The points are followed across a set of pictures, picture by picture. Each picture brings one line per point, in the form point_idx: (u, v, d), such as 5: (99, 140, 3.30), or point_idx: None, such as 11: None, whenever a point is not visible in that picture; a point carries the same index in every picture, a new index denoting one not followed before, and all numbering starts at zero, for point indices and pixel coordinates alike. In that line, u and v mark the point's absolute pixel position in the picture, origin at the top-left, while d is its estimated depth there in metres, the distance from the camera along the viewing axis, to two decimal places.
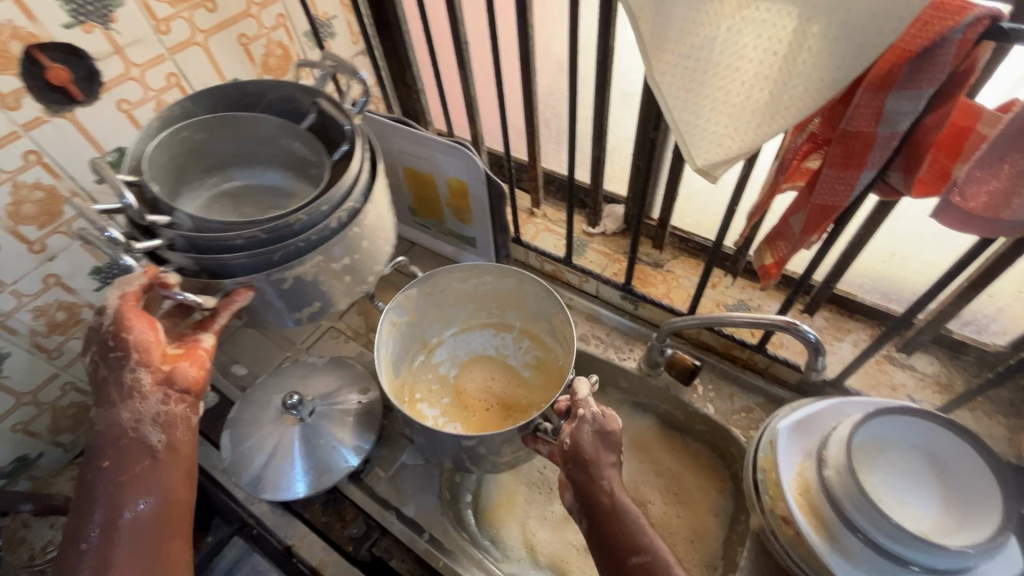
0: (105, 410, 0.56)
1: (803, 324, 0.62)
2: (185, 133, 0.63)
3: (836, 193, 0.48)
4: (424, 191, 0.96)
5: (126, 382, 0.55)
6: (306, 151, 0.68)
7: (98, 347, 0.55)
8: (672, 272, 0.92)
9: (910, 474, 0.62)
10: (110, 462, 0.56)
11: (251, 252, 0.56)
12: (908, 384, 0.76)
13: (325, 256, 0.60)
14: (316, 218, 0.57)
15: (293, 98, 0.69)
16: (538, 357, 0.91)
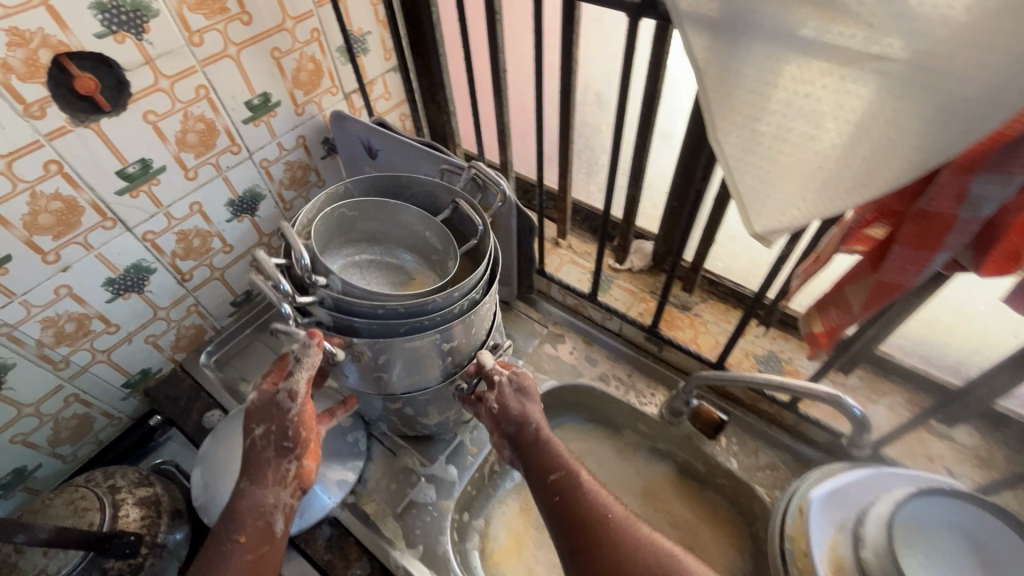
0: (251, 488, 0.58)
1: (848, 397, 0.59)
2: (344, 209, 0.71)
3: (905, 272, 0.45)
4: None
5: (281, 470, 0.59)
6: (435, 241, 0.74)
7: (263, 418, 0.59)
8: (701, 316, 0.89)
9: (955, 563, 0.58)
10: (247, 538, 0.56)
11: (386, 323, 0.60)
12: (946, 456, 0.73)
13: (440, 336, 0.63)
14: (461, 299, 0.62)
15: (434, 195, 0.77)
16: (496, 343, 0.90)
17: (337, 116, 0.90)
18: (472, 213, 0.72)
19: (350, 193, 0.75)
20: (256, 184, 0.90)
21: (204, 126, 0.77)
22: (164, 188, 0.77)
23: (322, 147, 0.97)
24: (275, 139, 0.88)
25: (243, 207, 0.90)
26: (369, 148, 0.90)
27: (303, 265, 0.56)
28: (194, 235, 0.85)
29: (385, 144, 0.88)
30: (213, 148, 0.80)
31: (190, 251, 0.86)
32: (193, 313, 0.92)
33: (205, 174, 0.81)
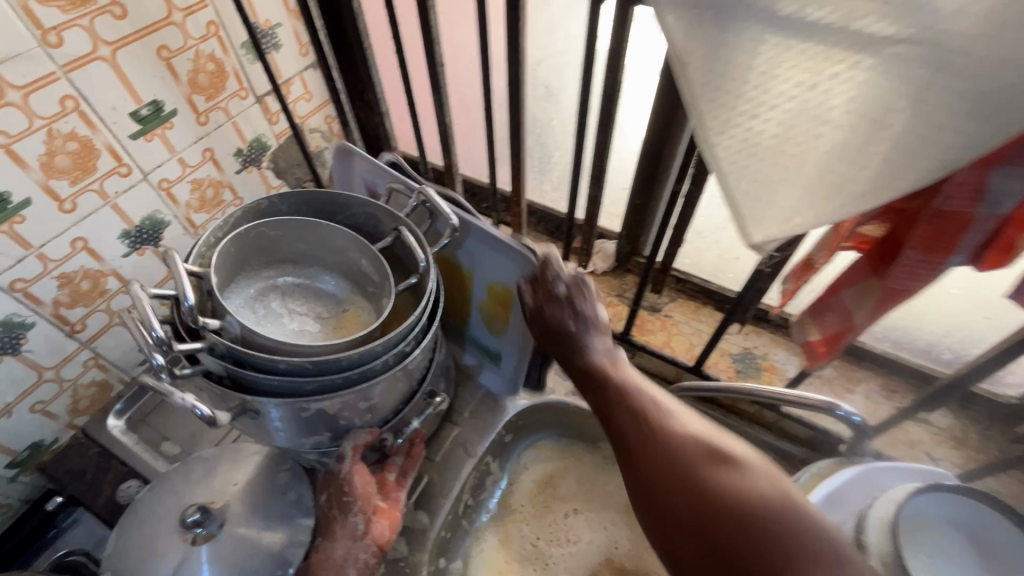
0: (331, 542, 0.66)
1: (844, 404, 0.56)
2: (264, 227, 0.60)
3: (916, 277, 0.41)
4: (453, 283, 0.77)
5: (350, 524, 0.67)
6: (372, 271, 0.64)
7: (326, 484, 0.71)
8: (671, 316, 0.85)
9: (953, 557, 0.57)
10: None
11: (292, 382, 0.51)
12: (925, 440, 0.72)
13: (357, 395, 0.56)
14: (388, 349, 0.54)
15: (376, 219, 0.66)
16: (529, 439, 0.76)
17: (344, 151, 0.73)
18: (416, 245, 0.62)
19: (273, 209, 0.64)
20: (157, 210, 0.76)
21: (78, 146, 0.63)
22: (30, 226, 0.62)
23: (235, 160, 0.84)
24: (175, 156, 0.74)
25: (142, 238, 0.75)
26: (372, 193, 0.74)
27: (189, 306, 0.46)
28: (81, 278, 0.70)
29: (387, 188, 0.72)
30: (93, 172, 0.66)
31: (79, 296, 0.71)
32: (92, 368, 0.77)
33: (87, 204, 0.67)
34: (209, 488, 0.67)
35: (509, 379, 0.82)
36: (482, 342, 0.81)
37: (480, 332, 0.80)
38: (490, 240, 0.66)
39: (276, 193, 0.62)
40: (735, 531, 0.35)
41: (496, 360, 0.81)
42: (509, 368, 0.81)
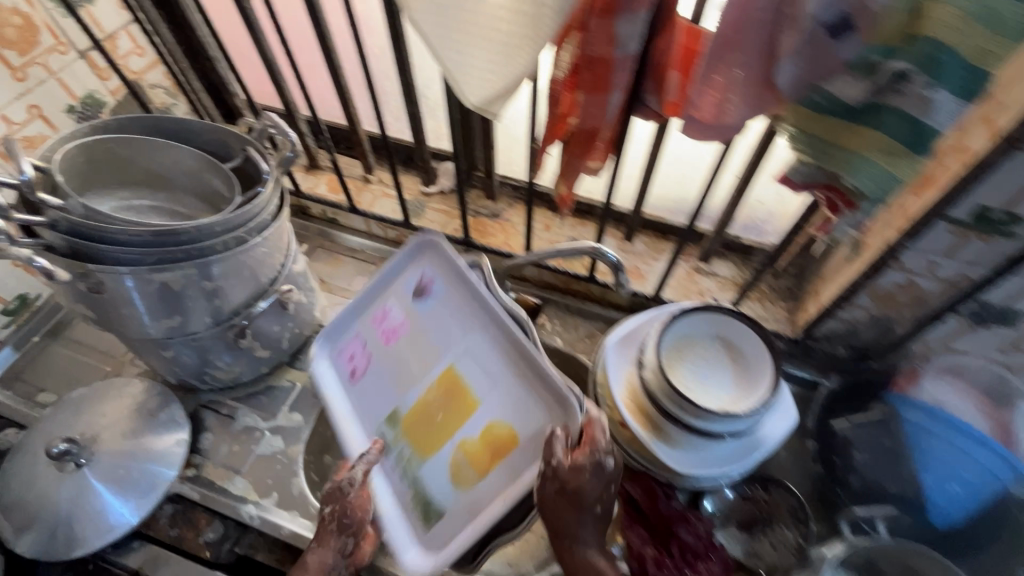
0: (317, 549, 0.65)
1: (605, 248, 0.70)
2: (110, 143, 0.70)
3: (595, 115, 0.53)
4: (437, 401, 0.64)
5: (342, 544, 0.64)
6: (222, 188, 0.74)
7: (333, 499, 0.65)
8: (509, 219, 0.95)
9: (709, 360, 0.72)
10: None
11: (132, 250, 0.60)
12: (713, 288, 0.87)
13: (199, 271, 0.64)
14: (225, 230, 0.64)
15: (225, 143, 0.76)
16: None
17: (432, 242, 0.70)
18: (262, 160, 0.73)
19: (123, 129, 0.72)
20: None
21: None
22: None
23: (69, 117, 0.86)
24: None
25: None
26: (424, 293, 0.69)
27: (27, 180, 0.58)
28: None
29: (449, 291, 0.68)
30: None
31: None
32: None
33: None
34: (84, 423, 0.75)
35: (416, 539, 0.64)
36: (422, 489, 0.64)
37: (429, 481, 0.64)
38: (521, 373, 0.60)
39: (123, 117, 0.72)
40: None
41: (425, 526, 0.63)
42: (432, 536, 0.62)
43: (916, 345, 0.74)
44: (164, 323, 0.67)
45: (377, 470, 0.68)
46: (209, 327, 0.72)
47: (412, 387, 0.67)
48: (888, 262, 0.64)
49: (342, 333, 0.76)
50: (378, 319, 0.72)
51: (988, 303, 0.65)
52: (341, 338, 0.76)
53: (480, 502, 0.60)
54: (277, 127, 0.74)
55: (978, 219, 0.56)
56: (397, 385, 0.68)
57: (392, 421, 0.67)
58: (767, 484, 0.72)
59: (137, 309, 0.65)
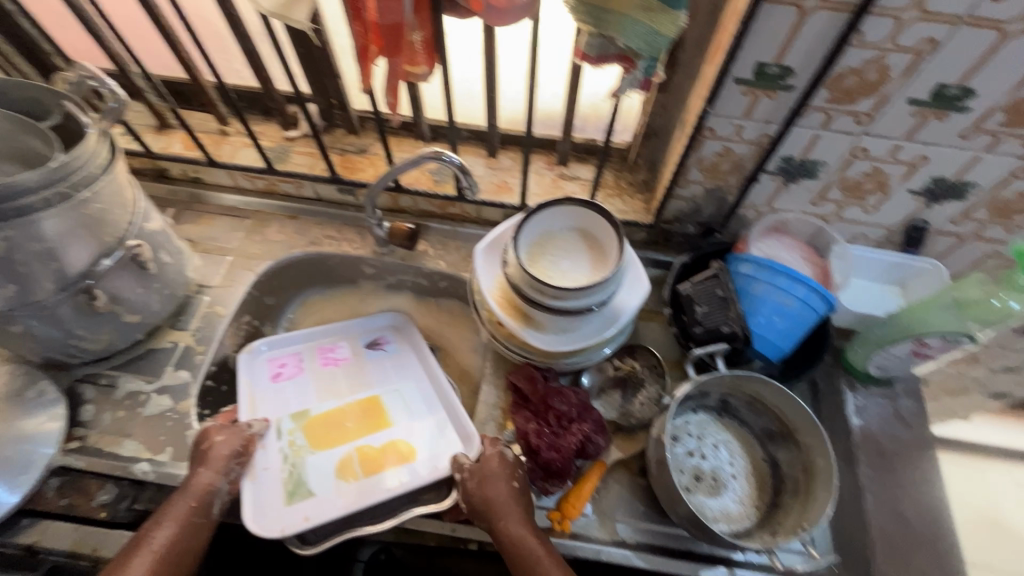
0: (203, 471, 0.66)
1: (446, 152, 0.75)
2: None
3: (392, 10, 0.55)
4: (355, 413, 0.79)
5: (234, 467, 0.68)
6: (42, 147, 0.70)
7: (226, 431, 0.71)
8: (377, 153, 0.95)
9: (568, 249, 0.77)
10: (195, 502, 0.65)
11: None
12: (577, 191, 0.92)
13: (27, 233, 0.61)
14: (44, 181, 0.60)
15: (37, 99, 0.71)
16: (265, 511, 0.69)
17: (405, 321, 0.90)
18: (80, 113, 0.69)
19: None
20: None
21: None
22: None
23: None
24: None
25: None
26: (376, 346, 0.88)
27: None
28: None
29: (400, 352, 0.87)
30: None
31: None
32: None
33: None
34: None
35: (271, 510, 0.69)
36: (301, 473, 0.73)
37: (309, 472, 0.73)
38: (444, 414, 0.80)
39: None
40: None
41: (287, 501, 0.70)
42: (288, 513, 0.69)
43: (747, 211, 0.83)
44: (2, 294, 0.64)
45: (258, 446, 0.74)
46: (55, 294, 0.68)
47: (334, 399, 0.81)
48: (700, 131, 0.71)
49: (282, 342, 0.86)
50: (326, 347, 0.87)
51: (789, 158, 0.73)
52: (280, 347, 0.85)
53: (357, 490, 0.72)
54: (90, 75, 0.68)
55: (759, 76, 0.63)
56: (317, 395, 0.81)
57: (299, 417, 0.78)
58: (633, 351, 0.81)
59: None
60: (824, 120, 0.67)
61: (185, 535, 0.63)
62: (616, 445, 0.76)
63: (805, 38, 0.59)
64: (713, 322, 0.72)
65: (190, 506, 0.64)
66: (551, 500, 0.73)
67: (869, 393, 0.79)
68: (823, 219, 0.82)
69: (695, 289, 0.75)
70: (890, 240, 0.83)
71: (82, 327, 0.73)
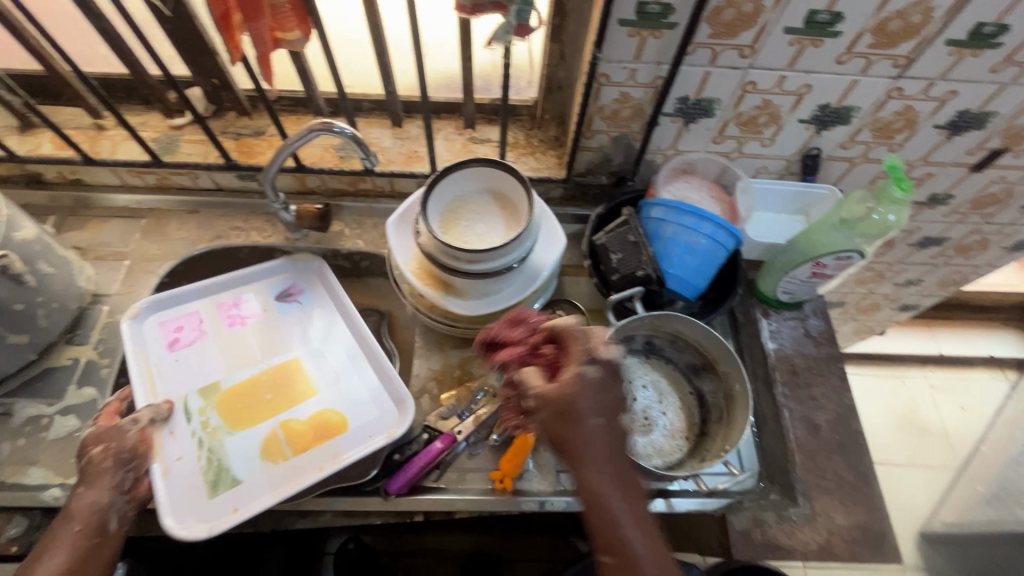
0: (85, 491, 0.61)
1: (337, 123, 0.70)
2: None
3: None
4: (273, 382, 0.76)
5: (120, 477, 0.64)
6: None
7: (101, 439, 0.65)
8: (276, 134, 0.90)
9: (480, 212, 0.77)
10: (79, 525, 0.60)
11: None
12: (489, 154, 0.91)
13: None
14: None
15: None
16: (185, 509, 0.66)
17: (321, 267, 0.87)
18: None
19: None
20: None
21: None
22: None
23: None
24: None
25: None
26: (290, 297, 0.85)
27: None
28: None
29: (316, 302, 0.84)
30: None
31: None
32: None
33: None
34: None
35: (191, 506, 0.67)
36: (220, 461, 0.70)
37: (230, 458, 0.70)
38: (372, 375, 0.78)
39: None
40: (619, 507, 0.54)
41: (209, 494, 0.68)
42: (211, 507, 0.67)
43: (654, 156, 0.84)
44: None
45: (165, 435, 0.70)
46: None
47: (247, 366, 0.77)
48: (595, 79, 0.70)
49: (176, 308, 0.81)
50: (227, 305, 0.82)
51: (685, 98, 0.74)
52: (171, 310, 0.81)
53: (285, 469, 0.70)
54: None
55: (641, 15, 0.63)
56: (226, 364, 0.77)
57: (207, 393, 0.74)
58: (558, 307, 0.81)
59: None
60: (710, 56, 0.68)
61: (80, 561, 0.58)
62: None
63: None
64: (627, 268, 0.73)
65: (76, 530, 0.59)
66: (492, 461, 0.74)
67: (781, 318, 0.83)
68: (726, 156, 0.85)
69: (609, 237, 0.76)
70: (790, 171, 0.87)
71: None
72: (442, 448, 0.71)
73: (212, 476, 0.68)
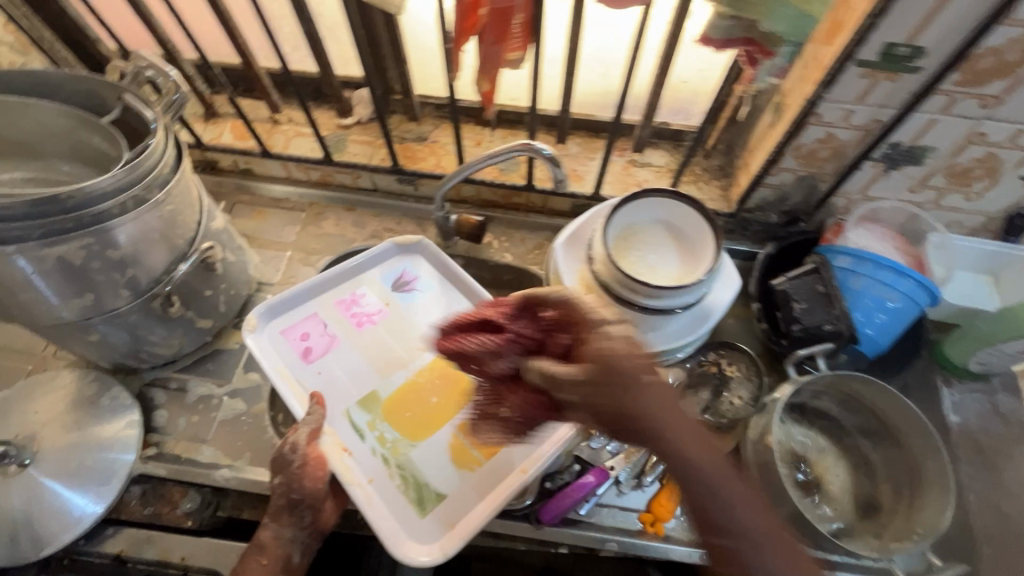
0: (269, 526, 0.62)
1: (536, 143, 0.68)
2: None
3: None
4: (433, 383, 0.70)
5: (297, 515, 0.62)
6: (107, 146, 0.67)
7: (278, 469, 0.62)
8: (438, 141, 0.91)
9: (655, 244, 0.74)
10: (264, 559, 0.61)
11: (13, 224, 0.53)
12: (649, 179, 0.88)
13: (102, 239, 0.58)
14: (120, 183, 0.57)
15: (96, 94, 0.67)
16: (403, 533, 0.60)
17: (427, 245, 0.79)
18: (144, 107, 0.65)
19: None
20: None
21: None
22: None
23: None
24: None
25: None
26: (410, 286, 0.77)
27: None
28: None
29: (442, 290, 0.77)
30: None
31: None
32: None
33: None
34: (16, 424, 0.70)
35: (408, 527, 0.61)
36: (415, 475, 0.64)
37: (423, 468, 0.65)
38: None
39: None
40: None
41: (419, 512, 0.62)
42: (428, 526, 0.61)
43: (838, 199, 0.78)
44: (74, 302, 0.61)
45: (348, 456, 0.64)
46: (130, 300, 0.65)
47: (401, 371, 0.71)
48: (806, 118, 0.66)
49: (297, 312, 0.73)
50: (345, 304, 0.74)
51: (897, 144, 0.68)
52: (288, 316, 0.72)
53: (485, 474, 0.65)
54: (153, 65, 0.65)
55: (885, 57, 0.58)
56: (379, 367, 0.70)
57: (370, 406, 0.67)
58: (721, 348, 0.78)
59: (38, 291, 0.59)
60: (945, 104, 0.62)
61: None
62: None
63: (949, 15, 0.54)
64: (813, 320, 0.68)
65: (262, 563, 0.61)
66: (642, 501, 0.72)
67: (966, 389, 0.76)
68: (918, 206, 0.78)
69: (792, 284, 0.71)
70: (988, 228, 0.79)
71: (160, 332, 0.72)
72: (596, 484, 0.68)
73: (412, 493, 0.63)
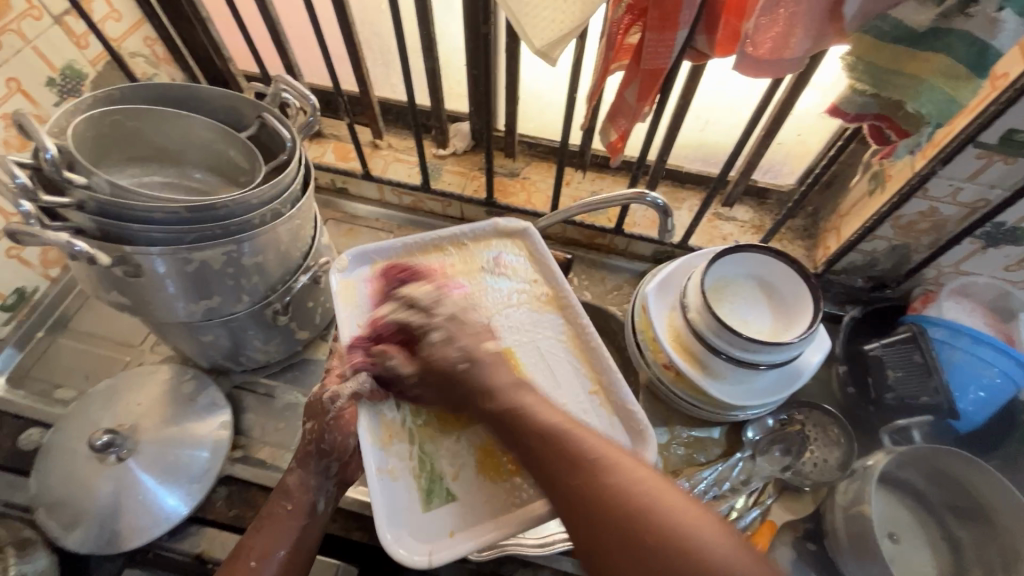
0: (297, 470, 0.60)
1: (649, 192, 0.70)
2: (118, 115, 0.64)
3: (660, 55, 0.52)
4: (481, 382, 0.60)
5: (322, 464, 0.60)
6: (241, 159, 0.71)
7: (314, 413, 0.60)
8: (529, 178, 0.94)
9: (747, 298, 0.75)
10: (287, 506, 0.59)
11: (169, 226, 0.56)
12: (734, 232, 0.90)
13: (239, 247, 0.61)
14: (264, 197, 0.61)
15: (237, 110, 0.72)
16: (404, 521, 0.52)
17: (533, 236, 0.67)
18: (282, 127, 0.69)
19: (126, 99, 0.67)
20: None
21: None
22: None
23: (50, 92, 0.79)
24: None
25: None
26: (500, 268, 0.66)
27: (50, 157, 0.52)
28: None
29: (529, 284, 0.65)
30: None
31: None
32: None
33: None
34: (118, 414, 0.72)
35: (406, 518, 0.53)
36: (432, 463, 0.55)
37: (444, 460, 0.56)
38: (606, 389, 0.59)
39: (124, 86, 0.66)
40: (644, 534, 0.39)
41: (424, 505, 0.54)
42: (428, 523, 0.53)
43: (929, 270, 0.79)
44: (201, 304, 0.64)
45: (374, 430, 0.56)
46: (246, 306, 0.68)
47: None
48: (915, 191, 0.68)
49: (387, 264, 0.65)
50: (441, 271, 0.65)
51: (1001, 224, 0.69)
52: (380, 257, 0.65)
53: (507, 491, 0.55)
54: (295, 90, 0.69)
55: (1004, 142, 0.60)
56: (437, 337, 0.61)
57: None
58: (805, 408, 0.77)
59: (171, 292, 0.61)
60: None
61: (294, 542, 0.58)
62: (784, 505, 0.73)
63: None
64: None
65: (286, 509, 0.59)
66: None
67: None
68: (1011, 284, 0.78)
69: (887, 353, 0.73)
70: None
71: (264, 338, 0.75)
72: None
73: (426, 485, 0.54)
